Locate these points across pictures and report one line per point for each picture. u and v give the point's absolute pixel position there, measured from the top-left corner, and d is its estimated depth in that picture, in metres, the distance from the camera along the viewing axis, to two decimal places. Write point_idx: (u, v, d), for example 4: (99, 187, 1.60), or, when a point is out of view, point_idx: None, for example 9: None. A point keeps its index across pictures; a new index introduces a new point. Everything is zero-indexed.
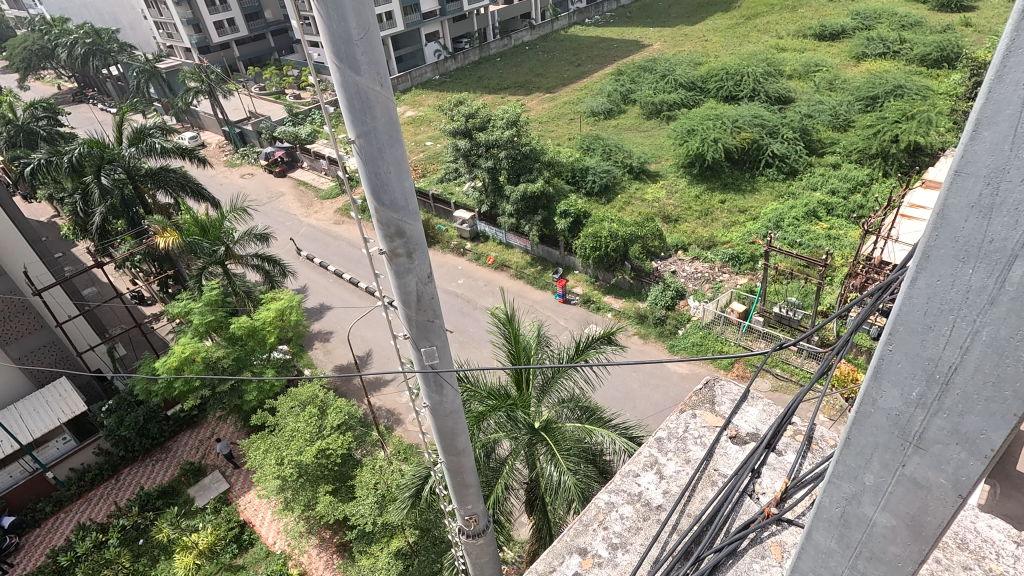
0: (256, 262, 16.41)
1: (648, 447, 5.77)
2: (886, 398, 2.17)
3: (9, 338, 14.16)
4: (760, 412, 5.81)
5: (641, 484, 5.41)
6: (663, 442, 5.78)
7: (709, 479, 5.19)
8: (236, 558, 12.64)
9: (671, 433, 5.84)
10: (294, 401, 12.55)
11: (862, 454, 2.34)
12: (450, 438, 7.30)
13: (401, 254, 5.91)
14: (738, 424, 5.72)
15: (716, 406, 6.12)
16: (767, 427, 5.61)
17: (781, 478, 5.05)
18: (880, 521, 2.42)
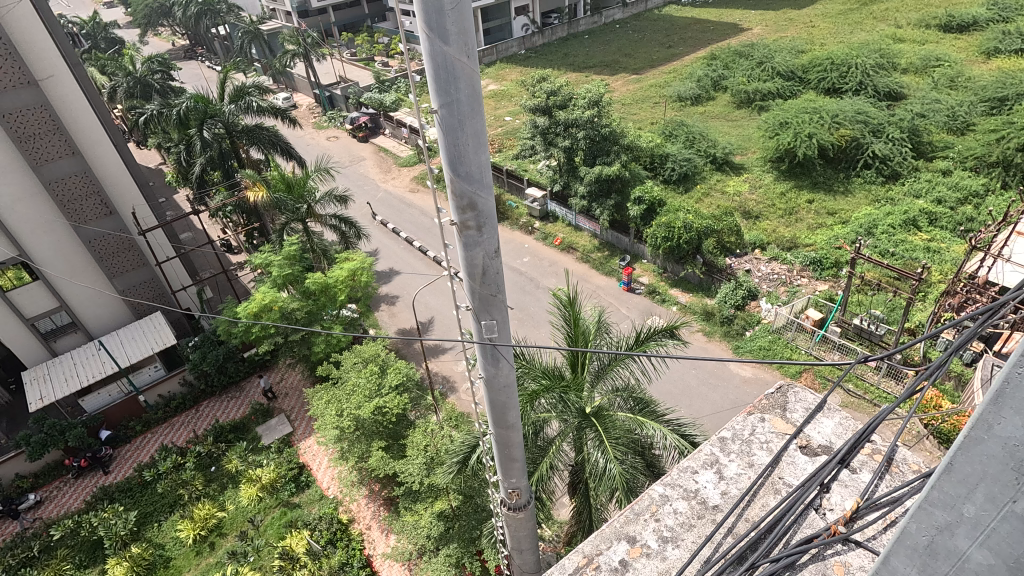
0: (334, 222, 17.16)
1: (710, 445, 5.62)
2: (1007, 424, 2.06)
3: (116, 271, 15.49)
4: (837, 425, 5.50)
5: (699, 481, 5.31)
6: (727, 443, 5.62)
7: (773, 487, 4.99)
8: (293, 496, 13.58)
9: (737, 435, 5.66)
10: (357, 358, 13.15)
11: (964, 484, 2.21)
12: (501, 412, 7.42)
13: (471, 226, 5.98)
14: (811, 435, 5.44)
15: (789, 413, 5.83)
16: (842, 441, 5.32)
17: (852, 496, 4.80)
18: (974, 557, 2.29)
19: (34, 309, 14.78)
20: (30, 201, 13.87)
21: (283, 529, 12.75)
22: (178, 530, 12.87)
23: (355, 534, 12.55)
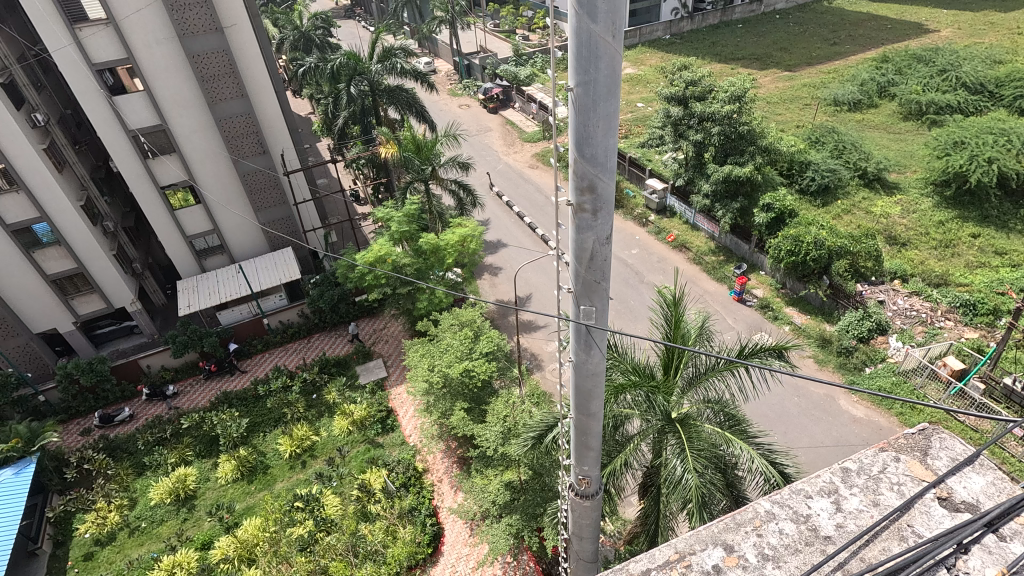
0: (454, 188, 17.79)
1: (831, 473, 5.18)
2: None
3: (261, 205, 17.21)
4: (989, 484, 4.71)
5: (812, 507, 4.91)
6: (850, 475, 5.13)
7: (898, 533, 4.47)
8: (378, 436, 14.58)
9: (863, 469, 5.14)
10: (455, 320, 13.71)
11: None
12: (585, 398, 7.40)
13: (586, 210, 5.93)
14: (953, 487, 4.74)
15: (930, 459, 5.11)
16: (993, 503, 4.56)
17: (996, 565, 4.06)
18: None
19: (194, 228, 17.01)
20: (204, 134, 15.77)
21: (364, 464, 13.81)
22: (279, 444, 14.45)
23: (428, 483, 13.28)
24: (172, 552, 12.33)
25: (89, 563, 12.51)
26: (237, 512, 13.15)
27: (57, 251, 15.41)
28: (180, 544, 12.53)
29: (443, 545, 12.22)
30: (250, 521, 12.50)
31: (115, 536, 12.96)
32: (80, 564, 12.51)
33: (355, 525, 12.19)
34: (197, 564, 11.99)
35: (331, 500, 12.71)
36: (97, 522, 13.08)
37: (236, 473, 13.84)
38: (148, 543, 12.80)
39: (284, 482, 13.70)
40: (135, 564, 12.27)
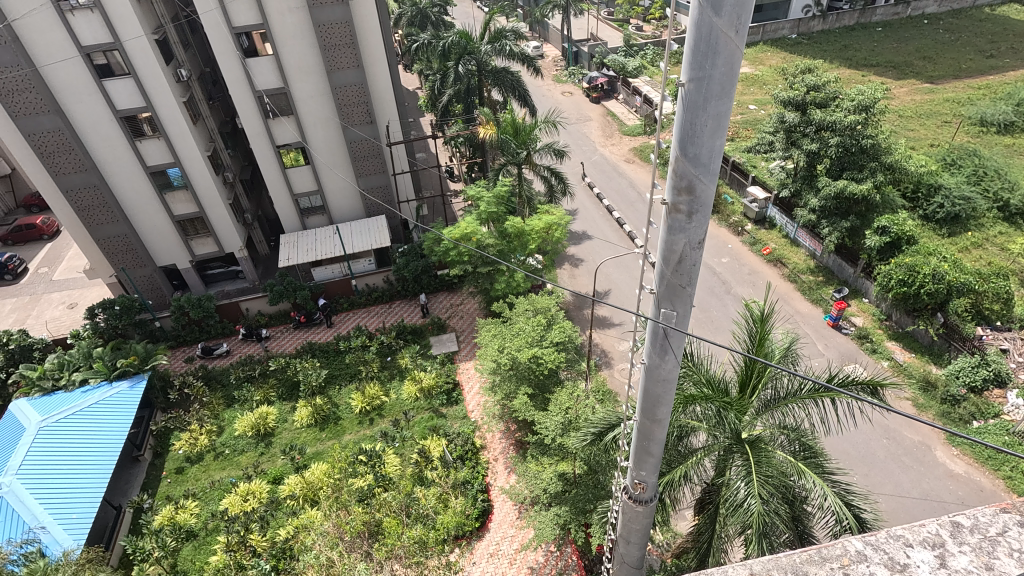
0: (546, 174, 17.74)
1: (937, 523, 4.51)
2: None
3: (363, 173, 18.10)
4: None
5: (910, 557, 4.32)
6: (961, 529, 4.45)
7: None
8: (443, 406, 15.06)
9: (977, 526, 4.46)
10: (530, 306, 13.80)
11: None
12: (652, 403, 7.21)
13: (681, 211, 5.72)
14: None
15: None
16: None
17: None
18: None
19: (301, 187, 18.21)
20: (320, 100, 16.74)
21: (426, 431, 14.33)
22: (351, 398, 15.32)
23: (483, 460, 13.59)
24: (248, 480, 13.51)
25: (180, 476, 13.99)
26: (307, 454, 14.14)
27: (184, 195, 17.07)
28: (255, 474, 13.70)
29: (490, 521, 12.54)
30: (317, 466, 13.43)
31: (203, 457, 14.39)
32: (172, 476, 14.01)
33: (411, 487, 12.71)
34: (268, 496, 13.07)
35: (392, 459, 13.34)
36: (190, 442, 14.57)
37: (310, 419, 14.86)
38: (229, 468, 14.09)
39: (352, 435, 14.52)
40: (216, 485, 13.57)
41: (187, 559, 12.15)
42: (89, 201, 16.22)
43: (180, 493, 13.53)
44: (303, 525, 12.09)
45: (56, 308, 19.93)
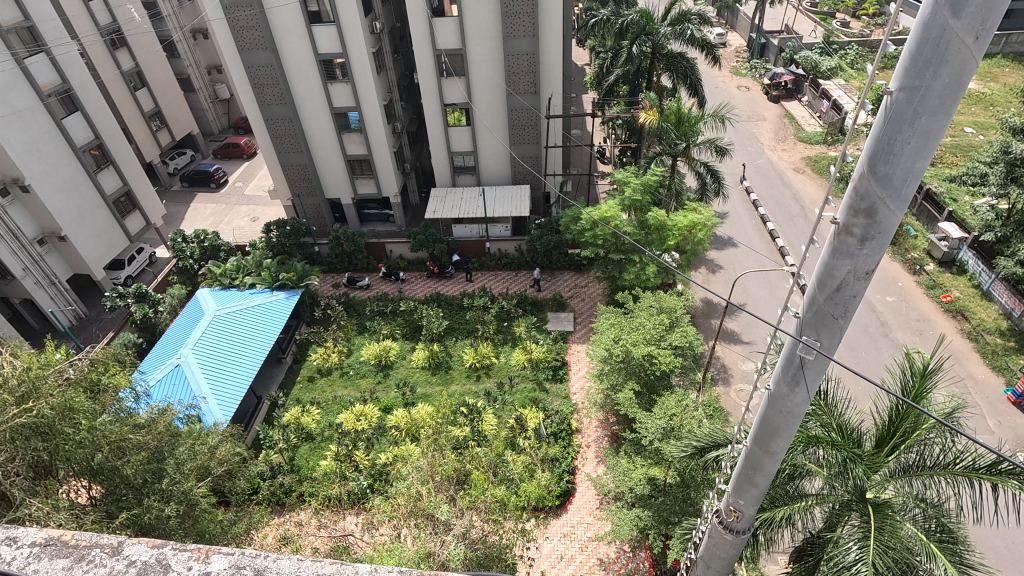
0: (701, 170, 16.67)
1: None
2: None
3: (518, 141, 18.54)
4: None
5: None
6: None
7: None
8: (547, 381, 15.26)
9: None
10: (655, 303, 13.28)
11: None
12: (768, 433, 6.62)
13: (853, 234, 5.07)
14: None
15: None
16: None
17: None
18: None
19: (459, 146, 19.07)
20: (493, 64, 17.26)
21: (526, 401, 14.66)
22: (464, 353, 16.12)
23: (576, 443, 13.63)
24: (362, 403, 14.93)
25: (310, 384, 15.83)
26: (416, 393, 15.20)
27: (357, 138, 18.73)
28: (370, 399, 15.09)
29: (570, 503, 12.64)
30: (422, 407, 14.39)
31: (331, 373, 16.10)
32: (304, 382, 15.92)
33: (502, 450, 13.14)
34: (376, 421, 14.34)
35: (489, 419, 13.88)
36: (323, 357, 16.37)
37: (425, 362, 15.93)
38: (349, 388, 15.63)
39: (458, 386, 15.32)
40: (336, 400, 15.16)
41: (303, 456, 13.82)
42: (283, 131, 18.46)
43: (308, 398, 15.35)
44: (400, 456, 13.09)
45: (243, 219, 23.23)
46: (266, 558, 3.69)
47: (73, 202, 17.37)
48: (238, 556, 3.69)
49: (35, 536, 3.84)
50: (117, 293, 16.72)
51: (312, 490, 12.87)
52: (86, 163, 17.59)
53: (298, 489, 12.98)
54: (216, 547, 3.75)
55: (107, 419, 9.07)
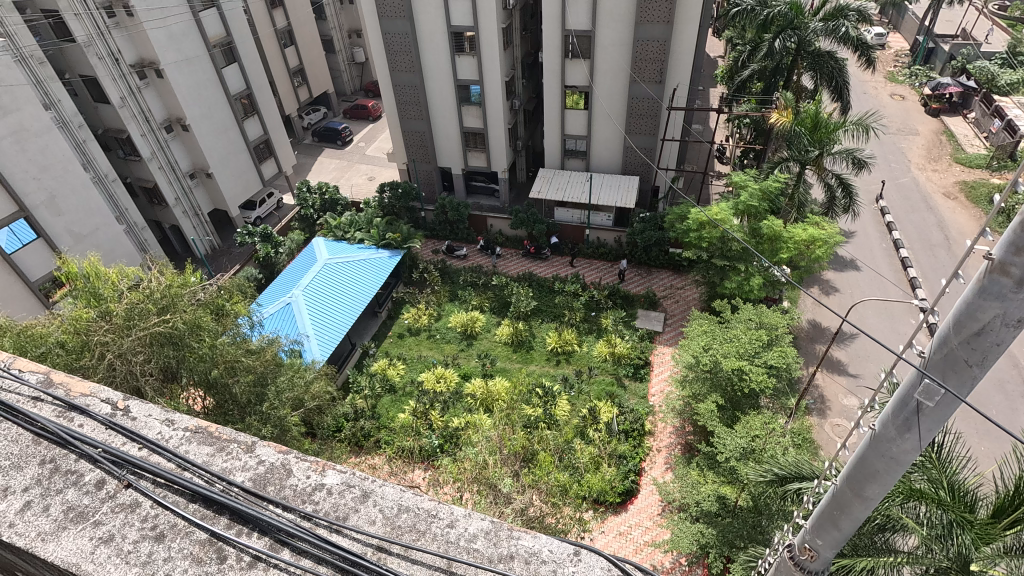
0: (832, 182, 15.25)
1: None
2: None
3: (634, 130, 18.01)
4: None
5: None
6: None
7: None
8: (627, 377, 14.96)
9: None
10: (755, 317, 12.46)
11: None
12: (863, 476, 5.57)
13: (1010, 276, 4.17)
14: None
15: None
16: None
17: None
18: None
19: (573, 129, 18.90)
20: (620, 48, 16.73)
21: (602, 394, 14.50)
22: (547, 335, 16.22)
23: (647, 445, 13.29)
24: (444, 367, 15.57)
25: (399, 341, 16.72)
26: (496, 366, 15.56)
27: (476, 112, 19.14)
28: (451, 364, 15.69)
29: (631, 503, 12.38)
30: (499, 381, 14.72)
31: (419, 333, 16.88)
32: (394, 337, 16.84)
33: (571, 437, 13.15)
34: (454, 386, 14.89)
35: (563, 404, 13.90)
36: (414, 317, 17.21)
37: (509, 338, 16.24)
38: (434, 350, 16.32)
39: (537, 367, 15.48)
40: (420, 360, 15.90)
41: (384, 406, 14.69)
42: (408, 98, 19.27)
43: (396, 353, 16.24)
44: (471, 424, 13.54)
45: (361, 177, 24.72)
46: (372, 481, 4.12)
47: (222, 144, 19.36)
48: (350, 475, 4.16)
49: (189, 421, 4.52)
50: (247, 230, 18.53)
51: (387, 439, 13.68)
52: (236, 110, 19.48)
53: (376, 436, 13.81)
54: (331, 463, 4.24)
55: (226, 339, 10.24)
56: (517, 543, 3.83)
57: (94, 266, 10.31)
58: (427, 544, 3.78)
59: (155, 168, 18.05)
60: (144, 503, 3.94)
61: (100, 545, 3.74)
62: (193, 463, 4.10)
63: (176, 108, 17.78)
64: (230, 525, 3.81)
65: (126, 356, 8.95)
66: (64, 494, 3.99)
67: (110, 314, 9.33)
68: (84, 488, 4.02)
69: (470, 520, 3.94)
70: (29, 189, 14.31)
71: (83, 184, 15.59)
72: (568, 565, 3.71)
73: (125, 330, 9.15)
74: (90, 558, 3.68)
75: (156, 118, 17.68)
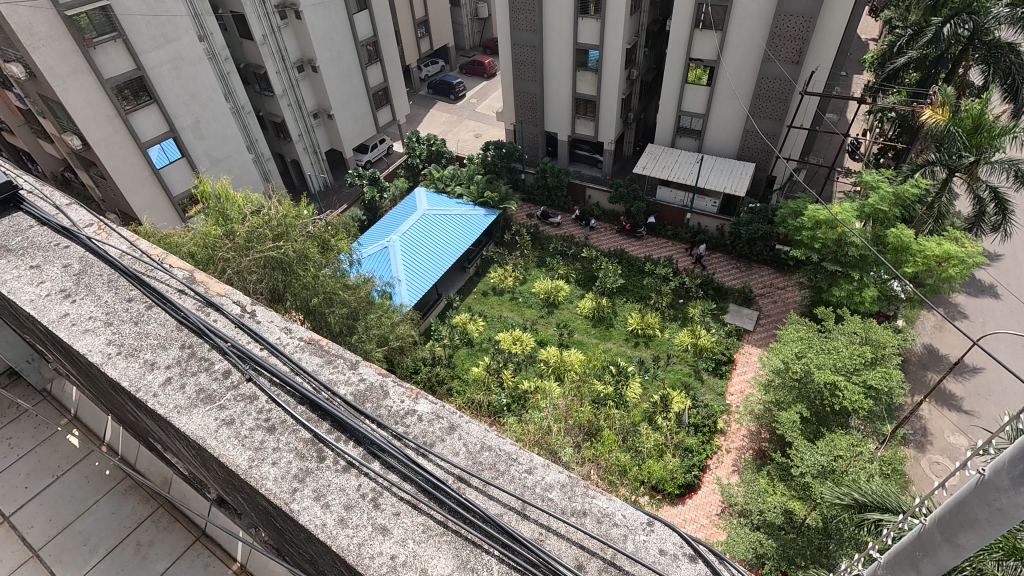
0: (983, 195, 13.37)
1: None
2: None
3: (758, 113, 16.75)
4: None
5: None
6: None
7: None
8: (707, 372, 14.37)
9: None
10: (861, 331, 11.33)
11: None
12: (955, 523, 4.11)
13: None
14: None
15: None
16: None
17: None
18: None
19: (690, 106, 17.93)
20: (758, 22, 15.38)
21: (677, 383, 14.09)
22: (629, 316, 15.90)
23: (716, 443, 12.83)
24: (522, 330, 15.80)
25: (483, 298, 17.14)
26: (573, 338, 15.56)
27: (591, 78, 18.62)
28: (529, 328, 15.89)
29: (690, 497, 12.08)
30: (575, 352, 14.71)
31: (502, 294, 17.19)
32: (478, 294, 17.28)
33: (638, 420, 12.96)
34: (529, 350, 15.11)
35: (635, 387, 13.66)
36: (500, 277, 17.51)
37: (589, 313, 16.10)
38: (514, 312, 16.58)
39: (614, 345, 15.29)
40: (499, 320, 16.23)
41: (460, 357, 15.25)
42: (524, 58, 19.10)
43: (478, 310, 16.70)
44: (541, 389, 13.71)
45: (468, 133, 25.08)
46: (459, 417, 4.84)
47: (344, 88, 20.34)
48: (439, 407, 4.92)
49: (302, 333, 5.64)
50: (358, 173, 19.52)
51: (459, 389, 14.21)
52: (361, 56, 20.28)
53: (448, 384, 14.37)
54: (423, 394, 5.05)
55: (328, 272, 11.01)
56: (591, 501, 4.28)
57: (224, 188, 11.34)
58: (504, 483, 4.38)
59: (284, 105, 19.38)
60: (260, 397, 5.01)
61: (222, 426, 4.80)
62: (303, 370, 5.14)
63: (309, 50, 18.80)
64: (330, 430, 4.77)
65: (242, 273, 9.89)
66: (197, 377, 5.17)
67: (233, 234, 10.35)
68: (213, 374, 5.19)
69: (548, 471, 4.46)
70: (179, 113, 15.92)
71: (223, 113, 17.04)
72: (639, 532, 4.11)
73: (244, 250, 10.09)
74: (214, 435, 4.74)
75: (290, 58, 18.83)
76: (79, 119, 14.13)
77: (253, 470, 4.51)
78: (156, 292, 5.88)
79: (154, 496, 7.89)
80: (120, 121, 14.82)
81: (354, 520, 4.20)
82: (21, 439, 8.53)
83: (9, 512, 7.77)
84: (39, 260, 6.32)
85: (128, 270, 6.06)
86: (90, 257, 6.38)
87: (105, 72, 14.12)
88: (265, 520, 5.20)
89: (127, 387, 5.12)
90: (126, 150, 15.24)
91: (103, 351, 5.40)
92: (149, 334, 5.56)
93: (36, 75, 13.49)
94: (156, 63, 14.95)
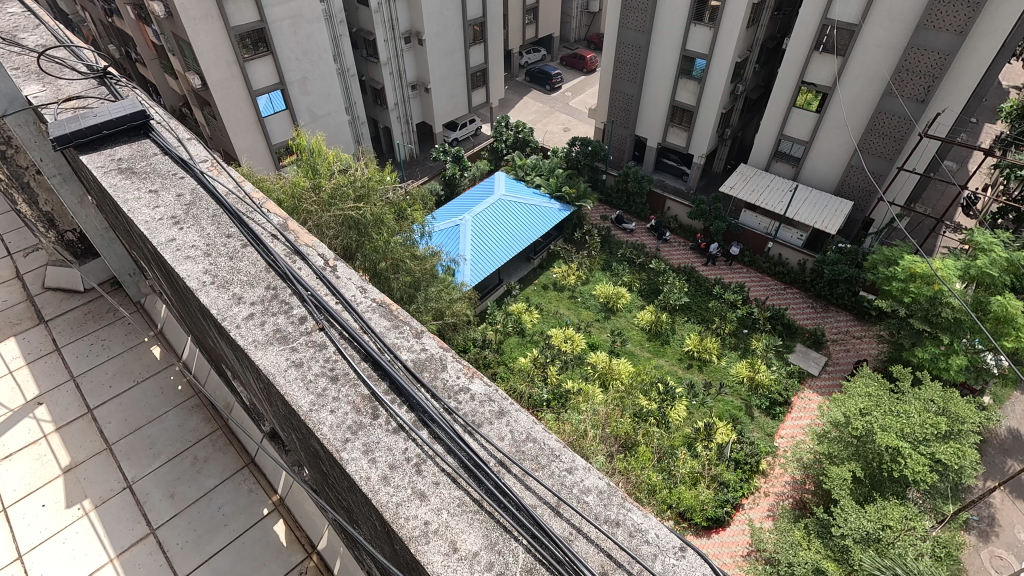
0: None
1: None
2: None
3: (867, 150, 15.70)
4: None
5: None
6: None
7: None
8: (759, 410, 13.70)
9: None
10: (939, 400, 10.38)
11: None
12: None
13: None
14: None
15: None
16: None
17: None
18: None
19: (794, 131, 17.01)
20: (886, 53, 14.27)
21: (725, 415, 13.53)
22: (687, 337, 15.42)
23: (755, 484, 12.27)
24: (575, 329, 15.70)
25: (542, 292, 17.19)
26: (625, 348, 15.29)
27: (692, 87, 18.03)
28: (582, 328, 15.77)
29: (717, 532, 11.62)
30: (624, 362, 14.46)
31: (562, 290, 17.17)
32: (539, 287, 17.34)
33: (677, 444, 12.63)
34: (579, 351, 14.99)
35: (680, 409, 13.26)
36: (563, 274, 17.49)
37: (647, 325, 15.78)
38: (571, 311, 16.50)
39: (666, 363, 14.90)
40: (554, 316, 16.20)
41: (509, 344, 15.40)
42: (628, 58, 18.70)
43: (536, 302, 16.78)
44: (584, 392, 13.63)
45: (557, 126, 25.00)
46: (509, 404, 4.90)
47: (446, 64, 20.77)
48: (493, 390, 5.01)
49: (375, 296, 5.86)
50: (443, 149, 19.94)
51: (503, 375, 14.31)
52: (467, 35, 20.60)
53: (494, 368, 14.49)
54: (479, 374, 5.15)
55: (400, 240, 11.37)
56: (626, 514, 4.23)
57: (318, 144, 11.85)
58: (542, 476, 4.41)
59: (387, 72, 20.00)
60: (329, 347, 5.29)
61: (292, 366, 5.10)
62: (370, 330, 5.37)
63: (419, 22, 19.27)
64: (387, 391, 4.96)
65: (321, 228, 10.40)
66: (276, 318, 5.50)
67: (319, 188, 10.88)
68: (291, 318, 5.51)
69: (587, 474, 4.44)
70: (290, 67, 16.81)
71: (329, 73, 17.86)
72: (670, 555, 4.02)
73: (326, 205, 10.60)
74: (283, 373, 5.04)
75: (399, 28, 19.34)
76: (203, 61, 15.15)
77: (312, 413, 4.76)
78: (252, 233, 6.30)
79: (216, 419, 8.60)
80: (237, 67, 15.80)
81: (396, 480, 4.36)
82: (113, 341, 9.59)
83: (94, 405, 8.72)
84: (158, 186, 6.91)
85: (232, 209, 6.52)
86: (200, 190, 6.90)
87: (232, 20, 15.06)
88: (312, 461, 5.52)
89: (215, 315, 5.51)
90: (238, 96, 16.24)
91: (199, 279, 5.84)
92: (241, 270, 5.95)
93: (174, 15, 14.57)
94: (278, 18, 15.79)
